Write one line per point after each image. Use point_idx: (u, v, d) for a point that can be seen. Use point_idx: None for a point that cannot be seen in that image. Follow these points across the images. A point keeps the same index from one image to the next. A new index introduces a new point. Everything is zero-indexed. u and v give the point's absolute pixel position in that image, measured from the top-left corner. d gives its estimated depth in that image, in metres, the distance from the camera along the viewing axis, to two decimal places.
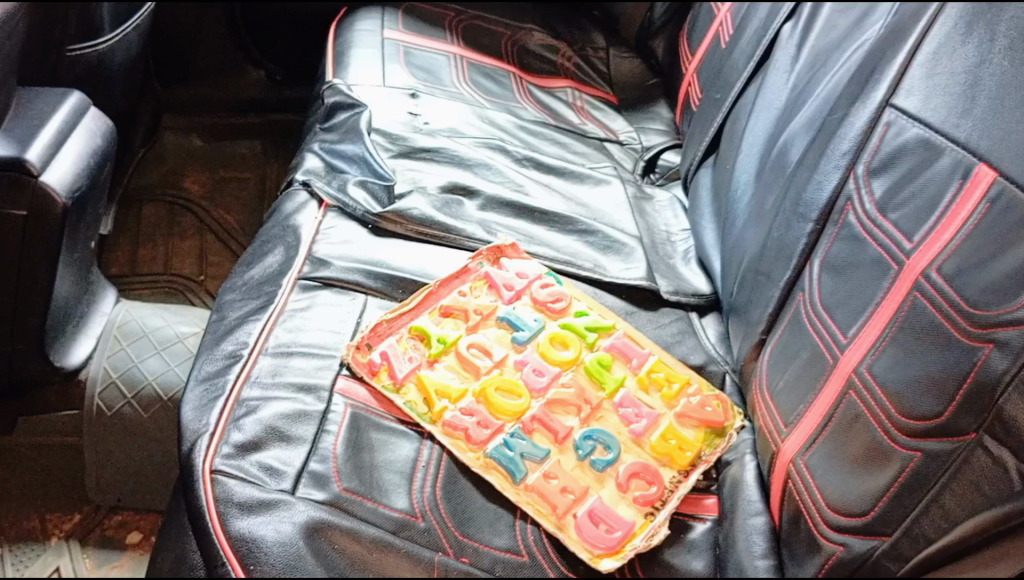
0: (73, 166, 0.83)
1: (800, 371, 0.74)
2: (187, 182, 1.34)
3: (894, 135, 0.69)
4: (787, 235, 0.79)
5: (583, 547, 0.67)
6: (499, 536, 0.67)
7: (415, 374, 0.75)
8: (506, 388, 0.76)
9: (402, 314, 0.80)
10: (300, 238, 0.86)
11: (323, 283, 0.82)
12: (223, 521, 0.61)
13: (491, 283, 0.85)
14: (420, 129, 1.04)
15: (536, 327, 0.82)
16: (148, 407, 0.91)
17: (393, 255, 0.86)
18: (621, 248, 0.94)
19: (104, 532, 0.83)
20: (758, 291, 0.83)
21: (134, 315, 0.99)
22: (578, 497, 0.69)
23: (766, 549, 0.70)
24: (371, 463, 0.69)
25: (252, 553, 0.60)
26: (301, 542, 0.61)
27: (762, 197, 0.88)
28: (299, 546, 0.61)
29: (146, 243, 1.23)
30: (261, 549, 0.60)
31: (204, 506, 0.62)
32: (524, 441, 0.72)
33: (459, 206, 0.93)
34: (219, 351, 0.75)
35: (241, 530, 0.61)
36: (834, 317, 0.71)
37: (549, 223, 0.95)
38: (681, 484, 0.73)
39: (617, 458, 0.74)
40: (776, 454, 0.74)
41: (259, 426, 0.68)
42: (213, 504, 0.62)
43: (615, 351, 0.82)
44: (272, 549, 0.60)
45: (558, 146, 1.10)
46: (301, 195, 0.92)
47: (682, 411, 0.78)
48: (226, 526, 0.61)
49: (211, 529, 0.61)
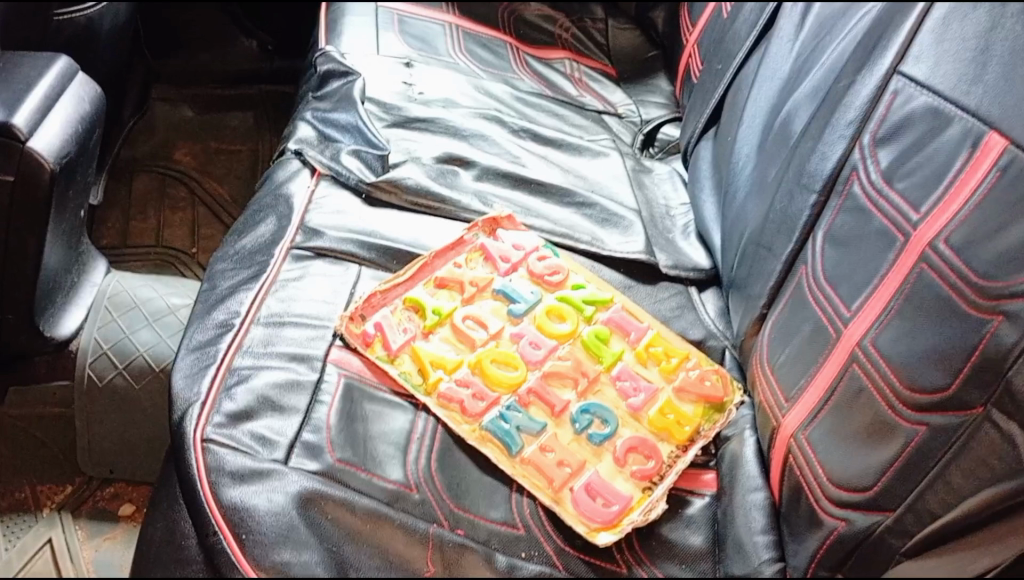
0: (61, 133, 0.81)
1: (802, 345, 0.73)
2: (178, 154, 1.32)
3: (902, 103, 0.68)
4: (790, 207, 0.79)
5: (579, 520, 0.66)
6: (495, 510, 0.66)
7: (409, 346, 0.74)
8: (502, 360, 0.75)
9: (396, 285, 0.79)
10: (293, 208, 0.85)
11: (316, 253, 0.81)
12: (215, 490, 0.60)
13: (487, 255, 0.83)
14: (415, 99, 1.02)
15: (534, 300, 0.80)
16: (140, 378, 0.88)
17: (387, 225, 0.85)
18: (619, 220, 0.92)
19: (97, 504, 0.89)
20: (760, 265, 0.82)
21: (126, 287, 0.97)
22: (575, 471, 0.68)
23: (765, 525, 0.69)
24: (365, 434, 0.67)
25: (243, 521, 0.59)
26: (293, 512, 0.60)
27: (765, 170, 0.87)
28: (292, 516, 0.60)
29: (138, 215, 1.22)
30: (253, 518, 0.59)
31: (196, 475, 0.61)
32: (520, 414, 0.71)
33: (455, 176, 0.92)
34: (211, 320, 0.74)
35: (233, 499, 0.60)
36: (837, 291, 0.70)
37: (546, 195, 0.94)
38: (680, 459, 0.72)
39: (614, 432, 0.73)
40: (776, 429, 0.73)
41: (251, 396, 0.67)
42: (205, 473, 0.61)
43: (613, 325, 0.81)
44: (265, 519, 0.59)
45: (555, 117, 1.08)
46: (293, 163, 0.91)
47: (680, 386, 0.78)
48: (217, 495, 0.60)
49: (202, 497, 0.60)
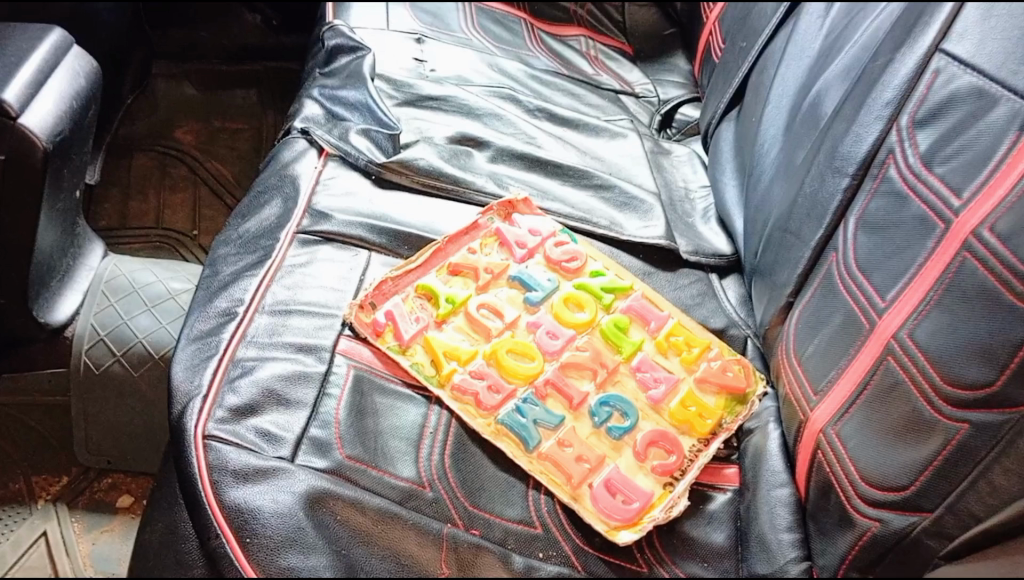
0: (56, 109, 0.78)
1: (833, 336, 0.70)
2: (179, 132, 1.29)
3: (944, 82, 0.66)
4: (820, 191, 0.76)
5: (598, 518, 0.63)
6: (512, 507, 0.63)
7: (422, 336, 0.71)
8: (518, 351, 0.72)
9: (408, 272, 0.75)
10: (299, 189, 0.81)
11: (323, 237, 0.78)
12: (217, 491, 0.57)
13: (502, 240, 0.80)
14: (427, 76, 0.99)
15: (551, 288, 0.77)
16: (139, 366, 0.88)
17: (398, 208, 0.82)
18: (639, 205, 0.89)
19: (93, 496, 0.88)
20: (786, 252, 0.79)
21: (123, 271, 0.95)
22: (594, 466, 0.66)
23: (790, 522, 0.66)
24: (376, 429, 0.64)
25: (249, 524, 0.56)
26: (301, 514, 0.57)
27: (793, 152, 0.85)
28: (299, 518, 0.57)
29: (137, 195, 1.19)
30: (258, 521, 0.56)
31: (197, 474, 0.58)
32: (537, 407, 0.68)
33: (469, 157, 0.88)
34: (213, 307, 0.71)
35: (237, 500, 0.57)
36: (870, 280, 0.67)
37: (563, 176, 0.90)
38: (701, 453, 0.70)
39: (634, 425, 0.70)
40: (804, 423, 0.70)
41: (255, 389, 0.64)
42: (206, 472, 0.58)
43: (633, 314, 0.78)
44: (270, 521, 0.56)
45: (571, 96, 1.05)
46: (300, 142, 0.87)
47: (702, 377, 0.75)
48: (220, 497, 0.57)
49: (204, 499, 0.57)
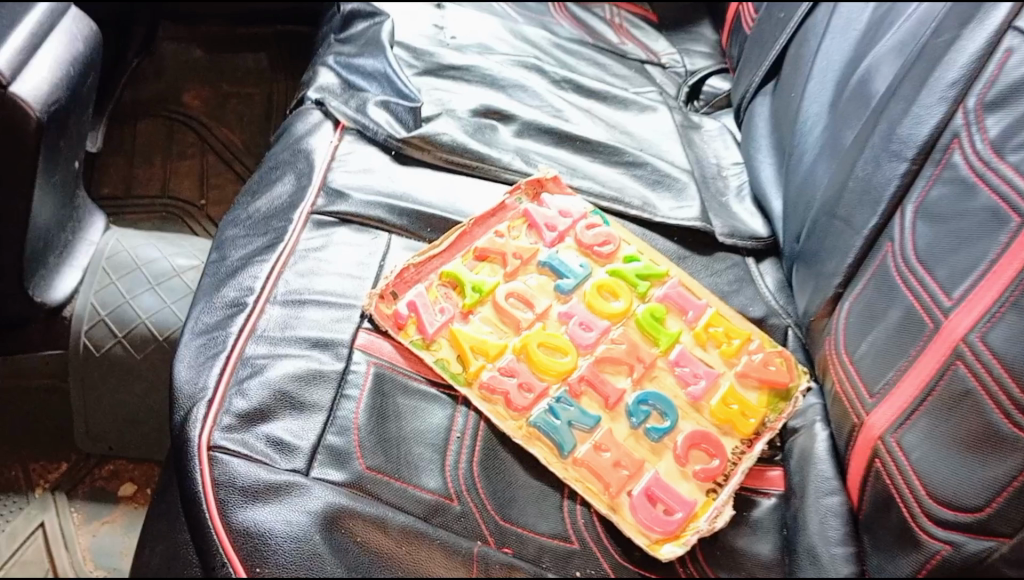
0: (51, 76, 0.73)
1: (891, 335, 0.64)
2: (186, 97, 1.23)
3: (1019, 63, 0.60)
4: (874, 176, 0.71)
5: (638, 530, 0.59)
6: (545, 521, 0.58)
7: (447, 328, 0.65)
8: (551, 344, 0.66)
9: (432, 258, 0.70)
10: (314, 166, 0.76)
11: (340, 218, 0.72)
12: (223, 509, 0.53)
13: (531, 222, 0.74)
14: (448, 44, 0.93)
15: (583, 274, 0.71)
16: (141, 348, 0.83)
17: (419, 187, 0.76)
18: (672, 183, 0.83)
19: (94, 484, 0.85)
20: (835, 239, 0.73)
21: (126, 246, 0.90)
22: (634, 473, 0.61)
23: (843, 534, 0.62)
24: (400, 435, 0.59)
25: (257, 552, 0.51)
26: (317, 538, 0.52)
27: (840, 131, 0.79)
28: (315, 541, 0.52)
29: (142, 162, 1.14)
30: (269, 546, 0.51)
31: (201, 492, 0.53)
32: (571, 407, 0.63)
33: (493, 132, 0.82)
34: (220, 297, 0.66)
35: (246, 522, 0.52)
36: (933, 275, 0.62)
37: (592, 152, 0.84)
38: (745, 456, 0.65)
39: (674, 426, 0.65)
40: (858, 427, 0.65)
41: (267, 391, 0.59)
42: (211, 489, 0.53)
43: (669, 303, 0.72)
44: (283, 546, 0.51)
45: (597, 67, 0.98)
46: (314, 115, 0.81)
47: (743, 371, 0.69)
48: (227, 517, 0.52)
49: (208, 520, 0.52)
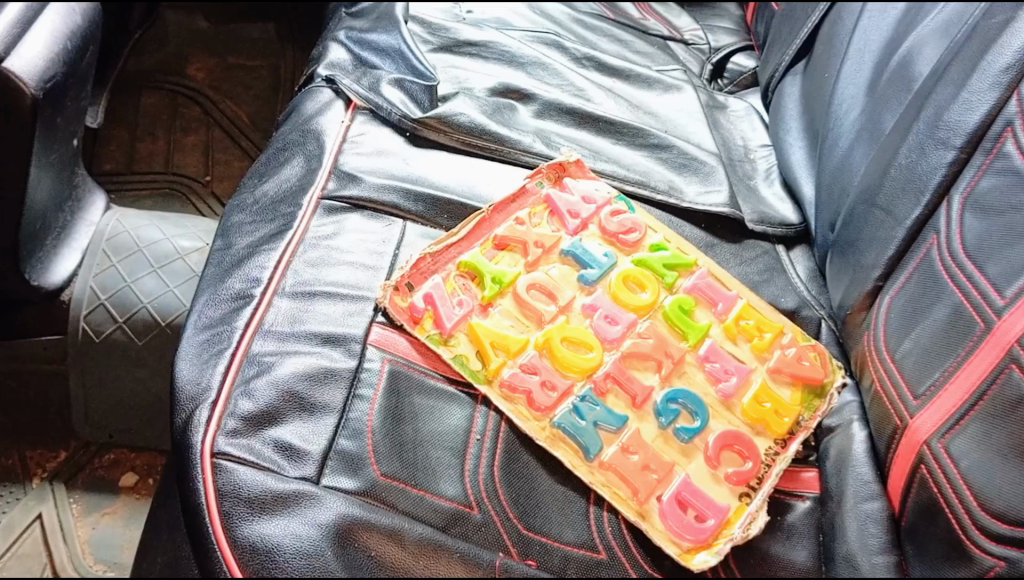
0: (45, 50, 0.69)
1: (937, 334, 0.61)
2: (190, 68, 1.19)
3: None
4: (918, 163, 0.67)
5: (668, 539, 0.56)
6: (571, 529, 0.56)
7: (466, 322, 0.62)
8: (574, 339, 0.63)
9: (449, 247, 0.66)
10: (324, 147, 0.72)
11: (352, 204, 0.68)
12: (227, 525, 0.51)
13: (553, 209, 0.70)
14: (465, 19, 0.89)
15: (608, 264, 0.67)
16: (143, 334, 0.79)
17: (434, 171, 0.72)
18: (699, 166, 0.79)
19: (93, 473, 0.82)
20: (874, 229, 0.70)
21: (127, 227, 0.86)
22: (663, 477, 0.58)
23: (884, 543, 0.59)
24: (416, 438, 0.57)
25: (266, 568, 0.50)
26: (328, 553, 0.50)
27: (878, 115, 0.75)
28: (326, 558, 0.50)
29: (145, 136, 1.10)
30: (277, 563, 0.50)
31: (203, 502, 0.51)
32: (596, 407, 0.60)
33: (513, 112, 0.78)
34: (225, 289, 0.62)
35: (252, 537, 0.50)
36: (984, 272, 0.58)
37: (616, 134, 0.80)
38: (780, 458, 0.61)
39: (705, 426, 0.61)
40: (901, 430, 0.61)
41: (274, 391, 0.57)
42: (214, 499, 0.51)
43: (698, 294, 0.68)
44: (293, 563, 0.50)
45: (617, 43, 0.93)
46: (324, 93, 0.77)
47: (776, 367, 0.65)
48: (231, 532, 0.51)
49: (211, 536, 0.51)
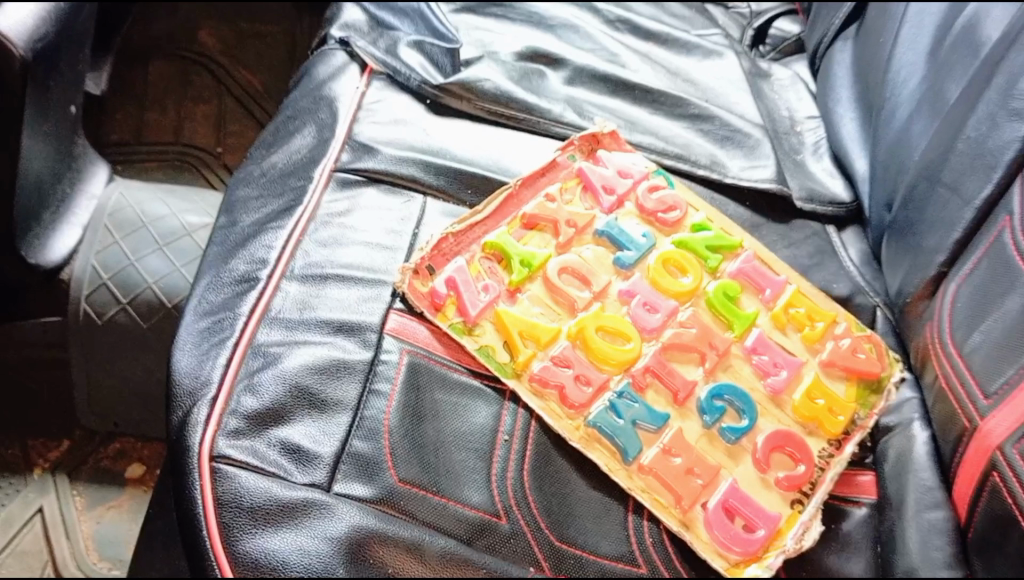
0: (32, 11, 0.64)
1: (1012, 328, 0.55)
2: (201, 34, 1.12)
3: None
4: (989, 136, 0.60)
5: (715, 551, 0.51)
6: (607, 540, 0.52)
7: (492, 310, 0.57)
8: (611, 328, 0.57)
9: (472, 226, 0.60)
10: (338, 116, 0.66)
11: (367, 177, 0.63)
12: (227, 538, 0.46)
13: (586, 184, 0.64)
14: None
15: (646, 246, 0.61)
16: (149, 316, 0.74)
17: (457, 143, 0.66)
18: (743, 139, 0.73)
19: (99, 464, 0.79)
20: (937, 210, 0.63)
21: (130, 201, 0.80)
22: (709, 483, 0.53)
23: (950, 557, 0.54)
24: (437, 440, 0.52)
25: None
26: (340, 572, 0.46)
27: (940, 84, 0.69)
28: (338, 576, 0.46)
29: (154, 106, 1.05)
30: None
31: (202, 513, 0.47)
32: (635, 404, 0.54)
33: (542, 78, 0.72)
34: (228, 271, 0.57)
35: (253, 552, 0.46)
36: None
37: (653, 104, 0.74)
38: (834, 462, 0.56)
39: (753, 425, 0.56)
40: (970, 432, 0.55)
41: (281, 386, 0.51)
42: (213, 512, 0.47)
43: (743, 280, 0.62)
44: None
45: (654, 4, 0.87)
46: (337, 56, 0.71)
47: (829, 360, 0.59)
48: (230, 545, 0.46)
49: (210, 553, 0.46)
